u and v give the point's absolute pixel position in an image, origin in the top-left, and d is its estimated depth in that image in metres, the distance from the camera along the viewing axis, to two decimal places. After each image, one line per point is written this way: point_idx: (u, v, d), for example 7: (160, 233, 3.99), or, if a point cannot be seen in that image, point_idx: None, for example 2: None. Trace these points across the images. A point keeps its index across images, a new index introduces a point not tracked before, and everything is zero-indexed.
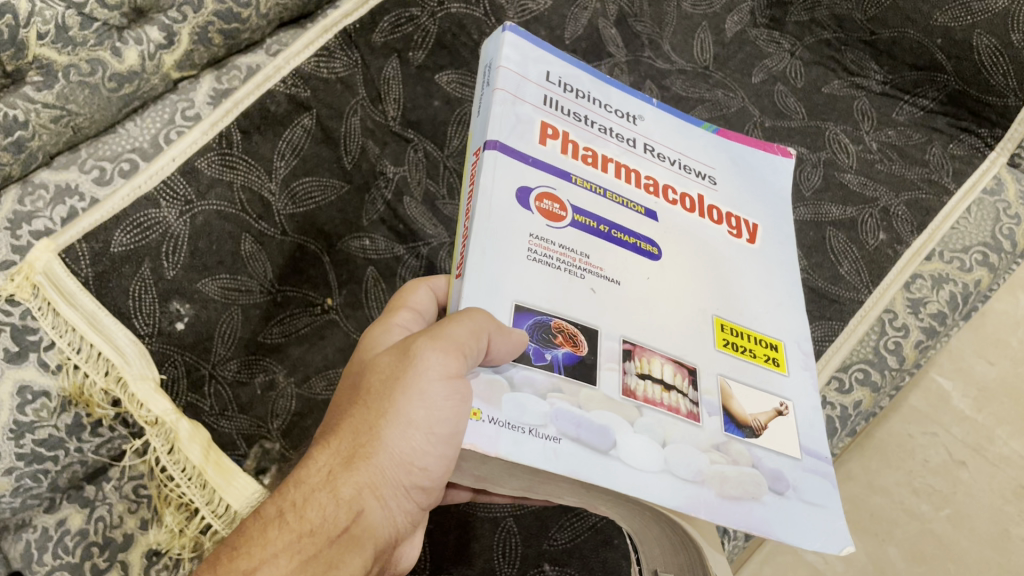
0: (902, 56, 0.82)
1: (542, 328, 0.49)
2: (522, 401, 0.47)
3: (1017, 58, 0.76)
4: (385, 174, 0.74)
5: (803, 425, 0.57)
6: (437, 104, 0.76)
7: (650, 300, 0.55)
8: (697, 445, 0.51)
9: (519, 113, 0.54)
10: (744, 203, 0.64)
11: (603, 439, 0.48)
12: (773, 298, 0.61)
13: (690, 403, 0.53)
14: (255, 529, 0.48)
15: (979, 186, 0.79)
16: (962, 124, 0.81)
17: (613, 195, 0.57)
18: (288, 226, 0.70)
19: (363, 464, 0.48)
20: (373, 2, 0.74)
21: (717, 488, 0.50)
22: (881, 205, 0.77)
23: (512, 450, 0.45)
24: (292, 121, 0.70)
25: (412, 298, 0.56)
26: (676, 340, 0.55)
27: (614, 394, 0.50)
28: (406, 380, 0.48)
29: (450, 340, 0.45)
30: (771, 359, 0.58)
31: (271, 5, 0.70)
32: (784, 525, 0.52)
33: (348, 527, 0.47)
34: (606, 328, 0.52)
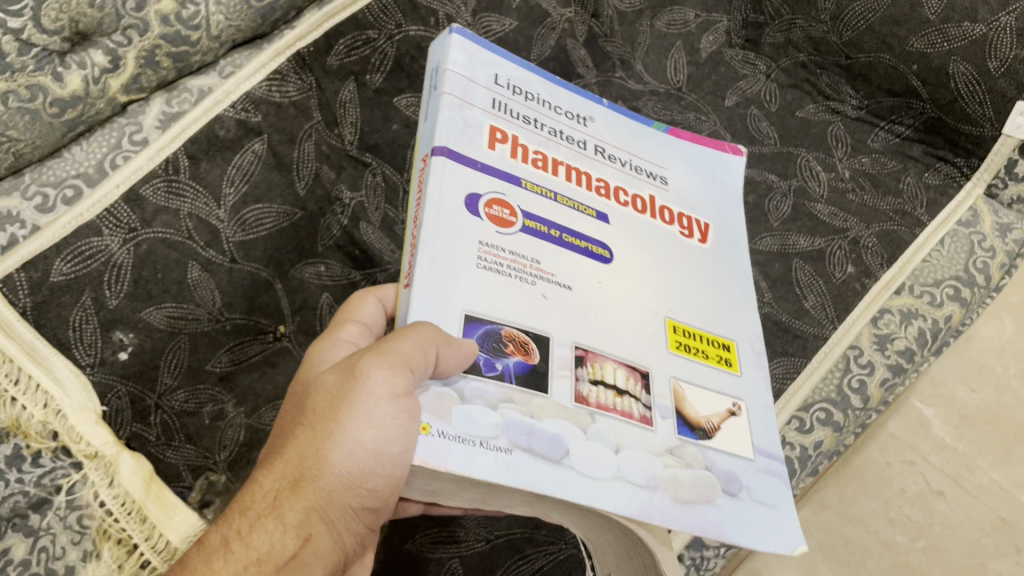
0: (877, 80, 0.79)
1: (492, 337, 0.49)
2: (472, 413, 0.46)
3: (993, 87, 0.74)
4: (341, 200, 0.72)
5: (756, 424, 0.58)
6: (395, 128, 0.74)
7: (602, 305, 0.56)
8: (651, 450, 0.51)
9: (467, 119, 0.56)
10: (694, 202, 0.67)
11: (556, 448, 0.47)
12: (725, 297, 0.63)
13: (643, 407, 0.53)
14: (199, 558, 0.46)
15: (953, 217, 0.77)
16: (938, 153, 0.79)
17: (564, 198, 0.59)
18: (236, 253, 0.68)
19: (309, 489, 0.46)
20: (328, 25, 0.73)
21: (671, 493, 0.50)
22: (851, 236, 0.75)
23: (462, 463, 0.44)
24: (242, 147, 0.69)
25: (358, 310, 0.56)
26: (628, 344, 0.55)
27: (566, 402, 0.50)
28: (353, 399, 0.46)
29: (398, 356, 0.44)
30: (724, 359, 0.60)
31: (223, 27, 0.68)
32: (738, 528, 0.52)
33: (295, 553, 0.46)
34: (558, 335, 0.52)
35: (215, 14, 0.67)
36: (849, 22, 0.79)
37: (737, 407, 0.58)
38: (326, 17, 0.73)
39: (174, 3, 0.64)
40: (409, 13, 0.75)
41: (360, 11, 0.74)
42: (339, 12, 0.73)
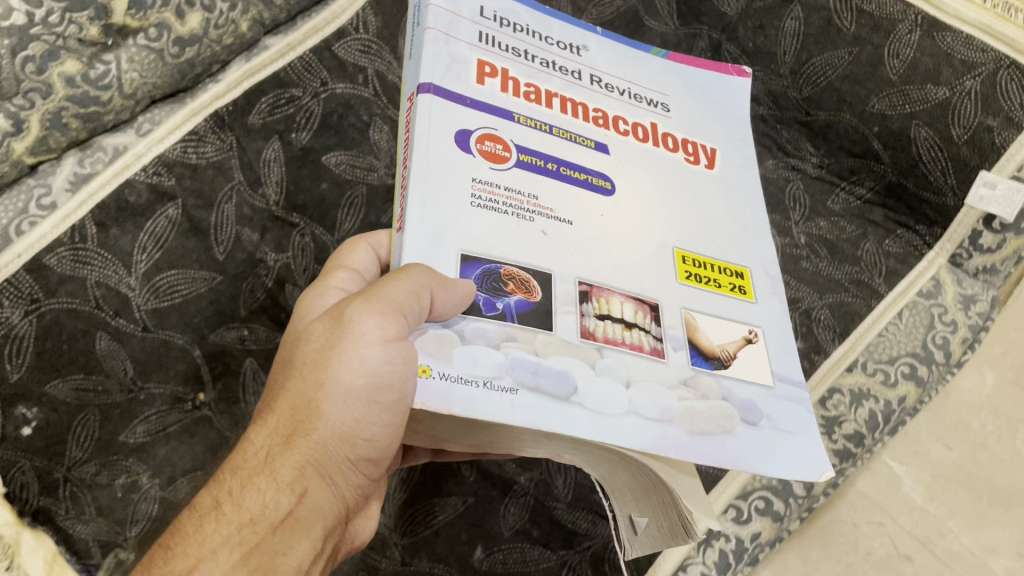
0: (837, 140, 0.75)
1: (492, 276, 0.47)
2: (474, 353, 0.43)
3: (956, 153, 0.70)
4: (265, 262, 0.69)
5: (774, 350, 0.53)
6: (325, 187, 0.71)
7: (605, 239, 0.52)
8: (664, 383, 0.48)
9: (453, 52, 0.52)
10: (699, 126, 0.61)
11: (562, 386, 0.44)
12: (737, 225, 0.58)
13: (654, 339, 0.50)
14: (192, 522, 0.45)
15: (913, 288, 0.73)
16: (900, 218, 0.74)
17: (560, 131, 0.54)
18: (149, 321, 0.65)
19: (303, 443, 0.46)
20: (248, 84, 0.69)
21: (686, 426, 0.46)
22: (803, 307, 0.70)
23: (466, 405, 0.41)
24: (155, 211, 0.66)
25: (351, 257, 0.55)
26: (634, 276, 0.51)
27: (572, 338, 0.47)
28: (343, 347, 0.45)
29: (390, 300, 0.43)
30: (737, 288, 0.55)
31: (138, 84, 0.65)
32: (762, 456, 0.47)
33: (291, 510, 0.45)
34: (559, 272, 0.49)
35: (129, 72, 0.64)
36: (810, 77, 0.75)
37: (754, 335, 0.53)
38: (246, 75, 0.69)
39: (80, 63, 0.61)
40: (335, 70, 0.72)
41: (284, 68, 0.70)
42: (261, 69, 0.70)
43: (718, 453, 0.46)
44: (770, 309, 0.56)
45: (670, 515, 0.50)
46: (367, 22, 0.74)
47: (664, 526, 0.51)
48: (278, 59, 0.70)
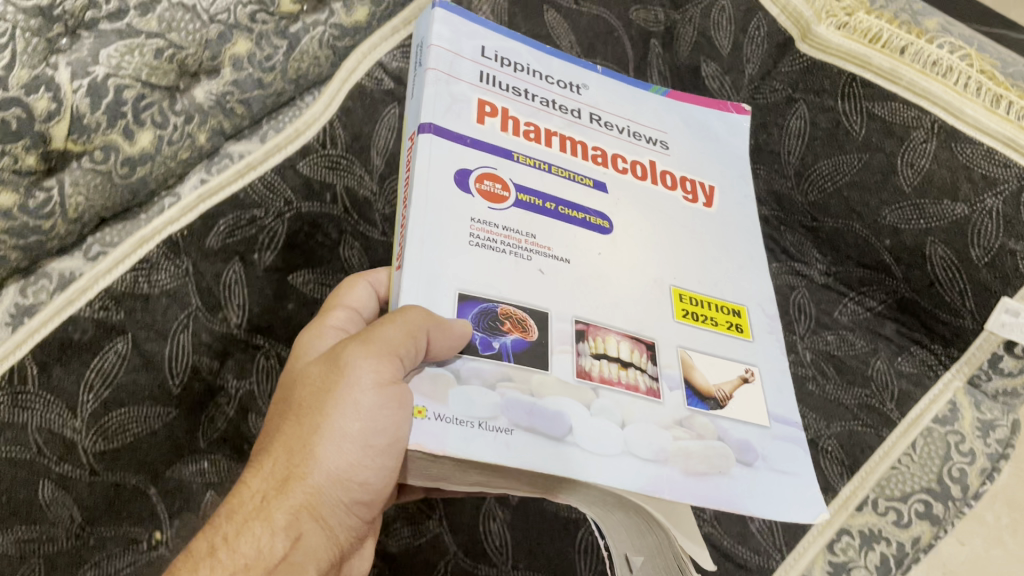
0: (845, 249, 0.70)
1: (489, 314, 0.42)
2: (470, 394, 0.39)
3: (975, 275, 0.64)
4: (226, 389, 0.65)
5: (772, 389, 0.48)
6: (291, 307, 0.67)
7: (604, 277, 0.47)
8: (659, 423, 0.43)
9: (452, 92, 0.48)
10: (699, 162, 0.57)
11: (558, 426, 0.40)
12: (734, 261, 0.53)
13: (650, 379, 0.45)
14: (183, 570, 0.41)
15: (927, 414, 0.67)
16: (914, 335, 0.69)
17: (559, 169, 0.50)
18: (98, 464, 0.59)
19: (299, 487, 0.42)
20: (203, 209, 0.63)
21: (683, 466, 0.42)
22: (809, 436, 0.66)
23: (461, 448, 0.37)
24: (103, 347, 0.59)
25: (348, 296, 0.52)
26: (632, 313, 0.47)
27: (568, 377, 0.42)
28: (340, 390, 0.42)
29: (386, 344, 0.39)
30: (733, 326, 0.50)
31: (84, 207, 0.59)
32: (763, 500, 0.43)
33: (286, 556, 0.42)
34: (556, 311, 0.44)
35: (74, 195, 0.58)
36: (815, 182, 0.70)
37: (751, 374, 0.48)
38: (201, 197, 0.63)
39: (17, 195, 0.54)
40: (301, 188, 0.68)
41: (244, 187, 0.64)
42: (217, 191, 0.64)
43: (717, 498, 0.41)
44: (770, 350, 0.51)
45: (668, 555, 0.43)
46: (336, 136, 0.69)
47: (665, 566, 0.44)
48: (236, 179, 0.64)
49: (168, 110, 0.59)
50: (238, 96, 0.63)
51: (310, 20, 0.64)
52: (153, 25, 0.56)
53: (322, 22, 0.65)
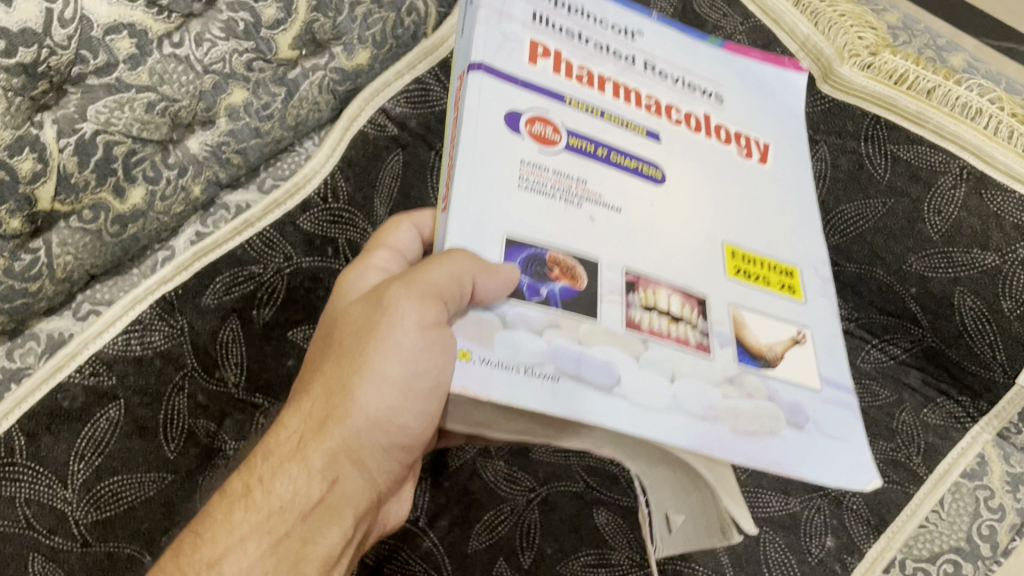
0: (869, 295, 0.67)
1: (536, 260, 0.40)
2: (516, 338, 0.38)
3: (1006, 328, 0.63)
4: (224, 451, 0.59)
5: (827, 352, 0.44)
6: (291, 364, 0.62)
7: (656, 230, 0.44)
8: (708, 378, 0.40)
9: (503, 30, 0.44)
10: (755, 114, 0.51)
11: (604, 378, 0.38)
12: (790, 220, 0.48)
13: (700, 334, 0.42)
14: (219, 509, 0.41)
15: (955, 469, 0.64)
16: (940, 386, 0.66)
17: (612, 116, 0.45)
18: (90, 535, 0.55)
19: (337, 430, 0.41)
20: (197, 268, 0.60)
21: (731, 424, 0.39)
22: (831, 493, 0.63)
23: (505, 392, 0.36)
24: (93, 415, 0.56)
25: (391, 235, 0.49)
26: (681, 270, 0.43)
27: (616, 326, 0.40)
28: (383, 330, 0.40)
29: (432, 284, 0.38)
30: (787, 286, 0.46)
31: (73, 266, 0.56)
32: (809, 463, 0.40)
33: (323, 499, 0.41)
34: (604, 260, 0.41)
35: (62, 255, 0.55)
36: (837, 226, 0.66)
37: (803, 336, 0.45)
38: (196, 256, 0.60)
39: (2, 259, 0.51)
40: (301, 243, 0.63)
41: (242, 244, 0.62)
42: (213, 249, 0.61)
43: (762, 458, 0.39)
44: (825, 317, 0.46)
45: (712, 515, 0.50)
46: (337, 189, 0.65)
47: (702, 523, 0.51)
48: (233, 236, 0.62)
49: (161, 164, 0.56)
50: (235, 146, 0.60)
51: (310, 64, 0.61)
52: (143, 79, 0.52)
53: (322, 66, 0.62)
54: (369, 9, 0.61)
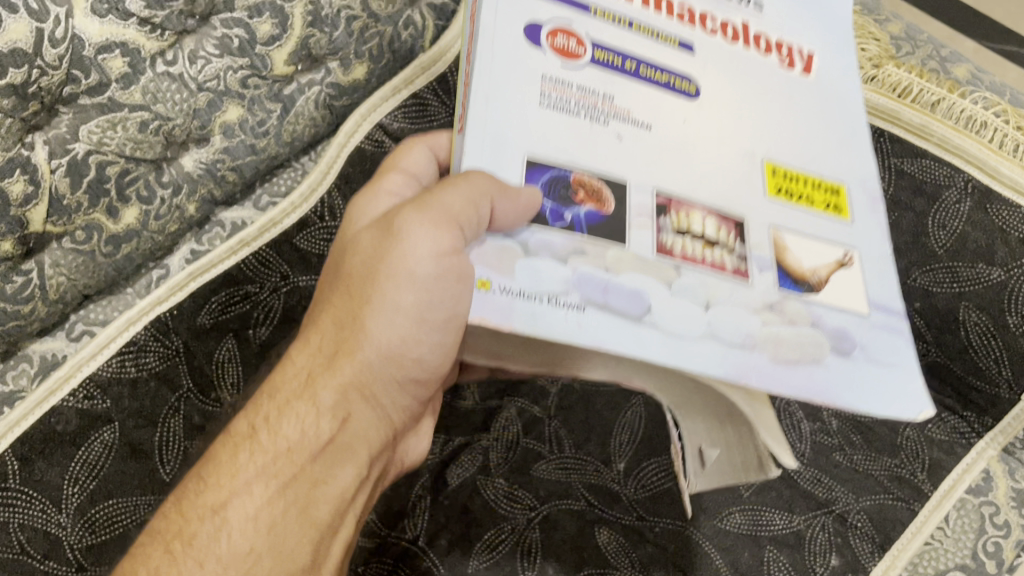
0: None
1: (560, 183, 0.41)
2: (542, 266, 0.39)
3: (1012, 344, 0.62)
4: None
5: (872, 276, 0.45)
6: None
7: (689, 144, 0.45)
8: (747, 305, 0.42)
9: None
10: (799, 22, 0.50)
11: (634, 305, 0.39)
12: (834, 135, 0.49)
13: (737, 260, 0.43)
14: (224, 451, 0.44)
15: (961, 484, 0.64)
16: (944, 401, 0.67)
17: (641, 27, 0.45)
18: (85, 560, 0.54)
19: (348, 364, 0.44)
20: (192, 288, 0.59)
21: (771, 352, 0.41)
22: (835, 510, 0.63)
23: (528, 322, 0.38)
24: (88, 438, 0.55)
25: (403, 158, 0.51)
26: (717, 186, 0.45)
27: (646, 253, 0.41)
28: (393, 260, 0.43)
29: (445, 209, 0.40)
30: (832, 206, 0.47)
31: (66, 287, 0.55)
32: (853, 390, 0.41)
33: (333, 437, 0.45)
34: (634, 181, 0.43)
35: (55, 276, 0.54)
36: None
37: (851, 258, 0.46)
38: (191, 276, 0.59)
39: None
40: (297, 261, 0.63)
41: (238, 264, 0.61)
42: (208, 269, 0.60)
43: (803, 386, 0.40)
44: (868, 230, 0.47)
45: (751, 450, 0.51)
46: (335, 208, 0.64)
47: (739, 458, 0.52)
48: (229, 256, 0.61)
49: (155, 183, 0.56)
50: (230, 164, 0.59)
51: (306, 79, 0.60)
52: (136, 98, 0.51)
53: (319, 81, 0.61)
54: (365, 23, 0.60)
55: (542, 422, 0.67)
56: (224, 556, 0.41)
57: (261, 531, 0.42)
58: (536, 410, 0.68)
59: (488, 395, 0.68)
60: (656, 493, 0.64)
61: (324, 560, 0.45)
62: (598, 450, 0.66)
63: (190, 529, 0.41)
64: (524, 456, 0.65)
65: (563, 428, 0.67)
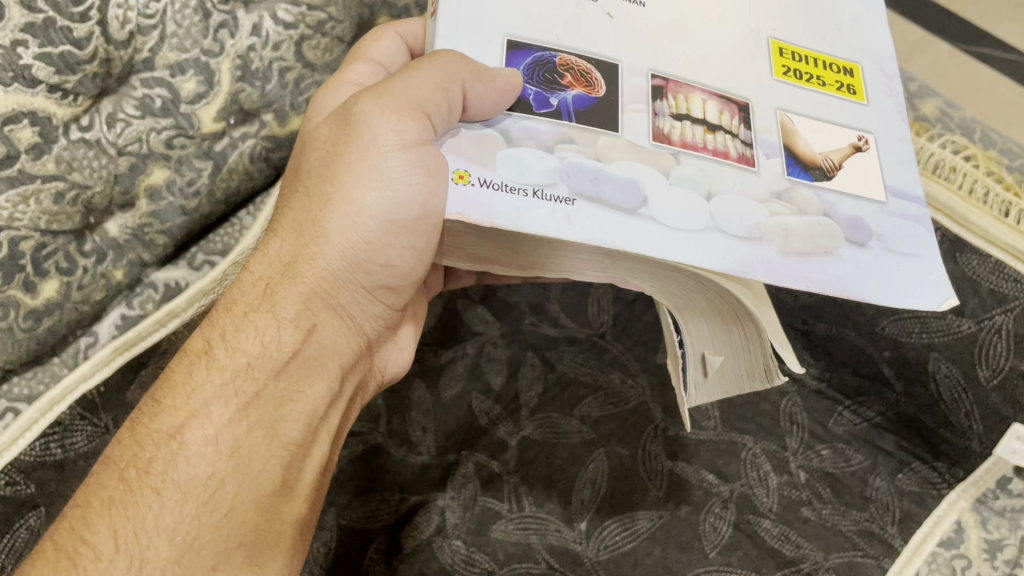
0: (840, 355, 0.69)
1: (544, 66, 0.43)
2: (521, 157, 0.40)
3: (984, 399, 0.64)
4: None
5: (885, 158, 0.46)
6: None
7: (689, 18, 0.46)
8: (753, 195, 0.43)
9: None
10: None
11: (627, 197, 0.40)
12: (846, 14, 0.50)
13: (741, 145, 0.44)
14: (179, 371, 0.43)
15: (932, 537, 0.62)
16: (915, 451, 0.66)
17: None
18: None
19: (307, 270, 0.44)
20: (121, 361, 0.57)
21: (780, 244, 0.41)
22: (804, 569, 0.61)
23: (511, 217, 0.38)
24: (12, 524, 0.53)
25: (375, 46, 0.50)
26: (720, 69, 0.46)
27: (642, 141, 0.42)
28: (354, 154, 0.42)
29: (411, 99, 0.40)
30: (846, 87, 0.48)
31: None
32: (867, 281, 0.42)
33: (297, 350, 0.44)
34: (629, 63, 0.44)
35: None
36: None
37: (865, 142, 0.47)
38: (126, 347, 0.57)
39: None
40: None
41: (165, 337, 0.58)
42: (136, 343, 0.57)
43: (814, 274, 0.41)
44: (884, 110, 0.48)
45: (758, 353, 0.48)
46: None
47: (744, 364, 0.50)
48: (156, 328, 0.58)
49: (76, 253, 0.52)
50: (160, 227, 0.56)
51: (238, 133, 0.56)
52: (49, 167, 0.48)
53: (252, 134, 0.57)
54: (300, 74, 0.57)
55: (501, 478, 0.64)
56: (184, 482, 0.39)
57: (222, 454, 0.41)
58: (495, 465, 0.64)
59: (446, 449, 0.65)
60: (618, 556, 0.61)
61: (297, 478, 0.44)
62: (560, 509, 0.63)
63: (146, 456, 0.40)
64: (481, 517, 0.62)
65: (522, 484, 0.63)
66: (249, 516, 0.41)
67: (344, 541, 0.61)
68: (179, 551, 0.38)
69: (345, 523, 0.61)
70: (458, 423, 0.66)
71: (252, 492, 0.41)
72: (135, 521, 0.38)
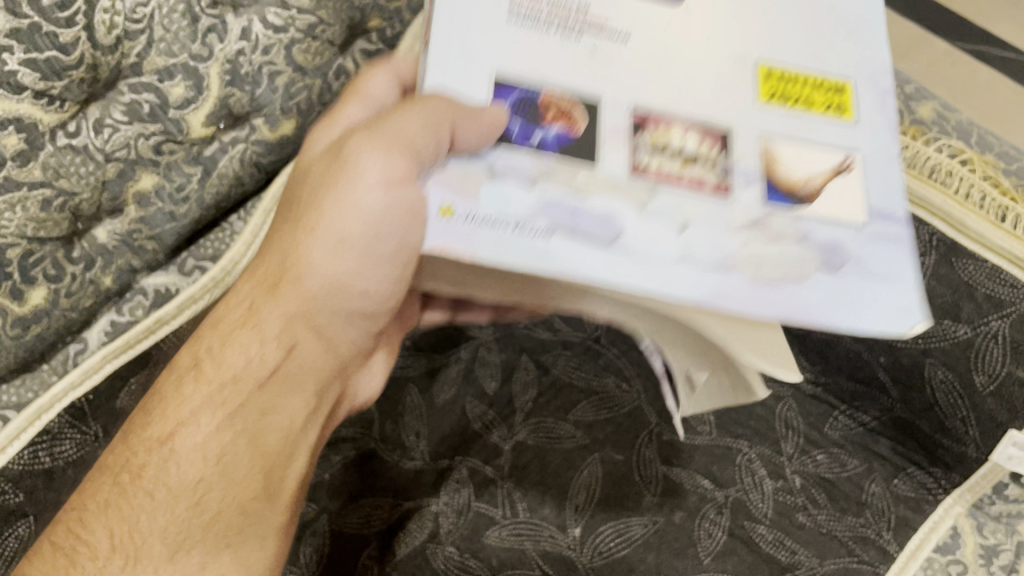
0: (836, 361, 0.68)
1: (527, 106, 0.41)
2: (503, 191, 0.39)
3: (979, 404, 0.63)
4: None
5: (873, 181, 0.42)
6: None
7: (670, 48, 0.43)
8: (727, 225, 0.40)
9: None
10: None
11: (603, 231, 0.39)
12: (839, 27, 0.45)
13: (719, 175, 0.41)
14: (169, 382, 0.42)
15: (929, 543, 0.63)
16: (912, 456, 0.67)
17: None
18: None
19: (291, 291, 0.43)
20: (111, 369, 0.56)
21: (750, 273, 0.39)
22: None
23: (491, 250, 0.37)
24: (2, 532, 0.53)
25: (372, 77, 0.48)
26: (700, 99, 0.42)
27: (618, 174, 0.40)
28: (340, 183, 0.42)
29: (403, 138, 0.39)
30: (834, 107, 0.43)
31: None
32: (842, 310, 0.39)
33: (279, 365, 0.43)
34: (609, 100, 0.41)
35: None
36: None
37: (850, 164, 0.42)
38: (116, 354, 0.56)
39: None
40: None
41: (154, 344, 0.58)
42: (126, 351, 0.57)
43: (783, 305, 0.38)
44: (876, 131, 0.44)
45: (737, 376, 0.47)
46: None
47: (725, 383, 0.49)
48: (146, 336, 0.57)
49: (64, 260, 0.51)
50: (148, 233, 0.56)
51: (228, 138, 0.56)
52: (36, 174, 0.47)
53: (242, 138, 0.57)
54: (291, 77, 0.57)
55: (495, 484, 0.63)
56: (175, 486, 0.40)
57: (210, 460, 0.40)
58: (489, 471, 0.64)
59: (439, 454, 0.64)
60: (613, 561, 0.60)
61: (281, 483, 0.44)
62: (554, 515, 0.62)
63: (139, 462, 0.40)
64: (475, 523, 0.61)
65: (516, 490, 0.63)
66: (233, 520, 0.41)
67: (334, 547, 0.59)
68: (172, 549, 0.39)
69: (336, 527, 0.60)
70: (451, 428, 0.65)
71: (238, 497, 0.41)
72: (129, 523, 0.39)
